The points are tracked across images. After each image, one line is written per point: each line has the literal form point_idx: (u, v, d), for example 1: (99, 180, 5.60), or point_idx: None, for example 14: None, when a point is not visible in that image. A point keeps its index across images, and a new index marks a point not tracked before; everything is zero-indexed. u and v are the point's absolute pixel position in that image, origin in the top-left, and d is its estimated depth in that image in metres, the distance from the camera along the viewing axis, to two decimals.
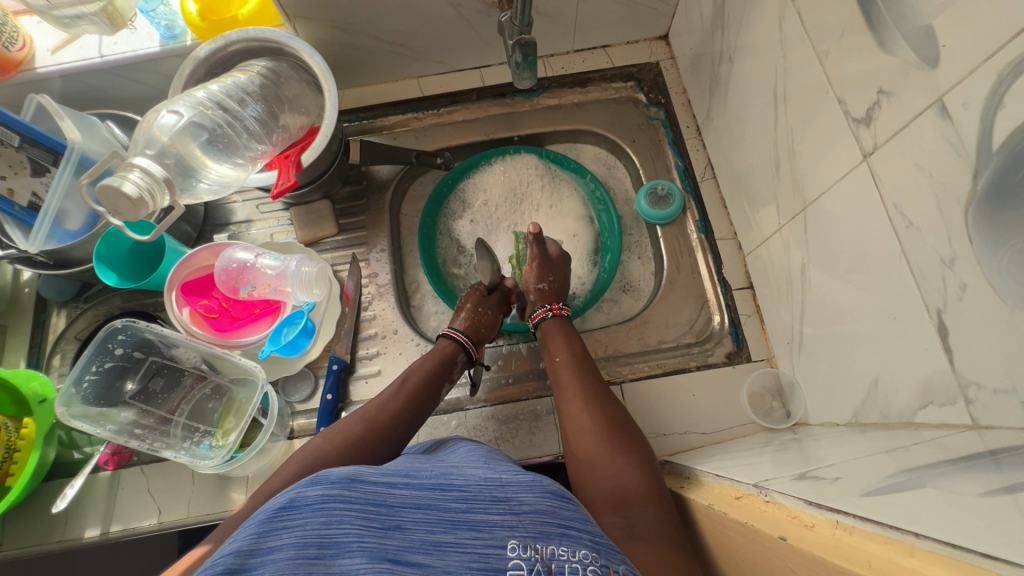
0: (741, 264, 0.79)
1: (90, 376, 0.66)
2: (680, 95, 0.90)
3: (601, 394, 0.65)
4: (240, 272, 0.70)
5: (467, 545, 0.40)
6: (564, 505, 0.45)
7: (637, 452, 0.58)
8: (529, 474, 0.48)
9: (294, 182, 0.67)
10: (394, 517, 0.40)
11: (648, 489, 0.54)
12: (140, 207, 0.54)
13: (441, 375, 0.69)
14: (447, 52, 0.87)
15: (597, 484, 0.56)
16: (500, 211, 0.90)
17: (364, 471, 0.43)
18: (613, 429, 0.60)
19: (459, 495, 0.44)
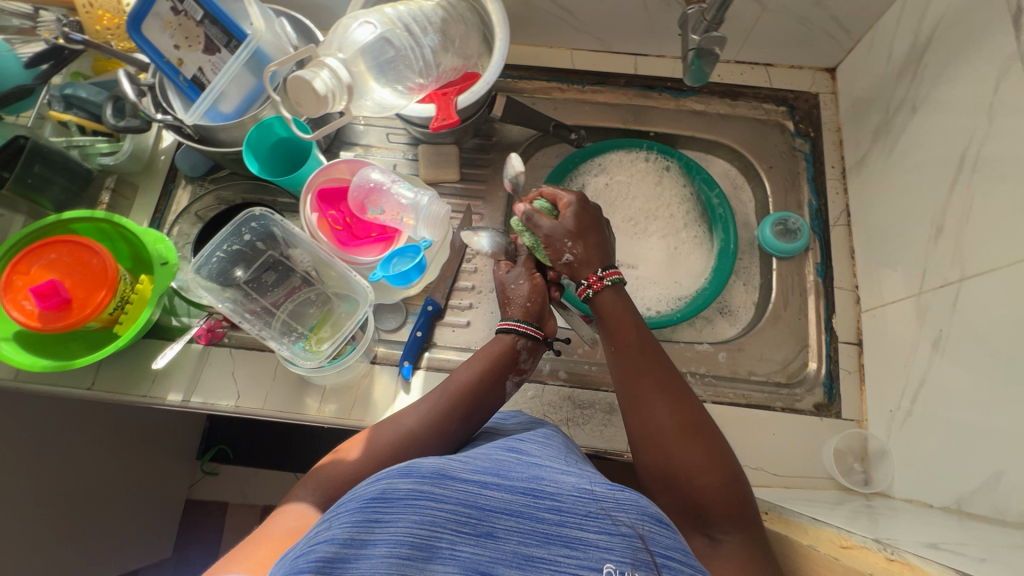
0: (855, 319, 0.77)
1: (218, 255, 0.69)
2: (833, 133, 0.86)
3: (673, 385, 0.59)
4: (373, 193, 0.71)
5: (560, 563, 0.39)
6: (664, 533, 0.42)
7: (715, 456, 0.54)
8: (624, 488, 0.45)
9: (454, 120, 0.67)
10: (487, 523, 0.40)
11: (729, 503, 0.51)
12: (323, 104, 0.55)
13: (502, 372, 0.63)
14: (611, 32, 0.86)
15: (669, 494, 0.53)
16: (625, 194, 0.89)
17: (451, 465, 0.43)
18: (685, 431, 0.55)
19: (551, 505, 0.42)
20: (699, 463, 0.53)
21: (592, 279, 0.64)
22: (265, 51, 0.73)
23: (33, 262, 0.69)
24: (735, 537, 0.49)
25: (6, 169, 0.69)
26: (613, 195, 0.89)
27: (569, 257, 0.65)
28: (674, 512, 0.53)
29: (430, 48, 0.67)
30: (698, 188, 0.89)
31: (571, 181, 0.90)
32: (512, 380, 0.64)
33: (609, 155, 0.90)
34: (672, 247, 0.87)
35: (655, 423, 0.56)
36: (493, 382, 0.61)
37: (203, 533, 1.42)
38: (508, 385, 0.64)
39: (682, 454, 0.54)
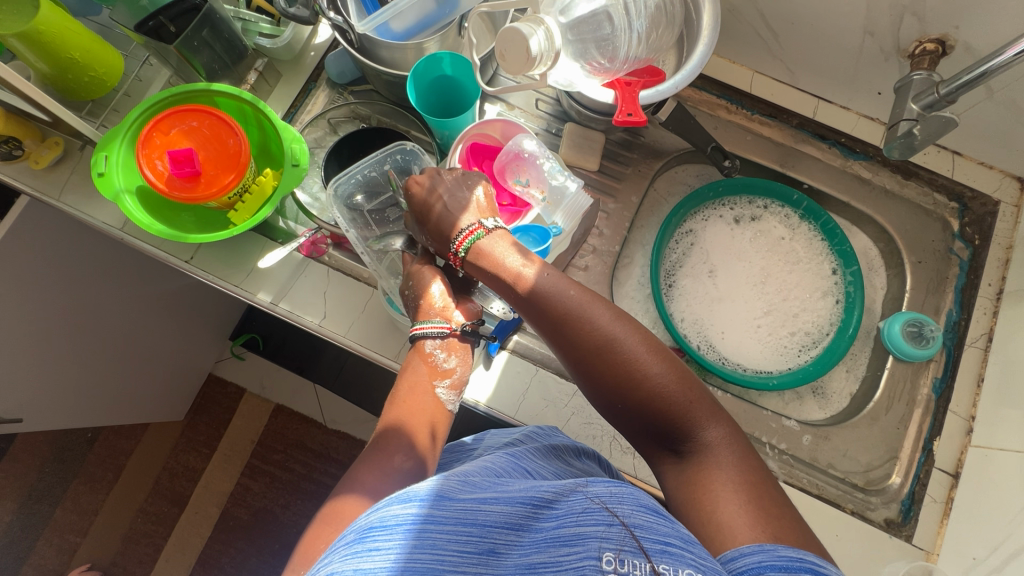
0: (958, 449, 0.72)
1: (358, 178, 0.68)
2: (1002, 250, 0.79)
3: (591, 304, 0.55)
4: (519, 163, 0.68)
5: (563, 563, 0.36)
6: (662, 522, 0.39)
7: (654, 357, 0.53)
8: (621, 483, 0.42)
9: (635, 118, 0.62)
10: (488, 540, 0.38)
11: (689, 401, 0.51)
12: (528, 66, 0.51)
13: (426, 387, 0.60)
14: (807, 66, 0.79)
15: (636, 420, 0.53)
16: (765, 244, 0.85)
17: (450, 486, 0.42)
18: (621, 356, 0.53)
19: (549, 512, 0.40)
20: (643, 378, 0.52)
21: (453, 257, 0.62)
22: None
23: (174, 124, 0.68)
24: (708, 441, 0.50)
25: (174, 23, 0.67)
26: (755, 238, 0.85)
27: (437, 242, 0.64)
28: (645, 433, 0.54)
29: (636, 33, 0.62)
30: (833, 264, 0.84)
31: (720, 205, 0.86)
32: (438, 387, 0.60)
33: (773, 204, 0.85)
34: (786, 320, 0.82)
35: (598, 338, 0.54)
36: (418, 402, 0.58)
37: (216, 411, 1.46)
38: (441, 394, 0.60)
39: (627, 373, 0.52)
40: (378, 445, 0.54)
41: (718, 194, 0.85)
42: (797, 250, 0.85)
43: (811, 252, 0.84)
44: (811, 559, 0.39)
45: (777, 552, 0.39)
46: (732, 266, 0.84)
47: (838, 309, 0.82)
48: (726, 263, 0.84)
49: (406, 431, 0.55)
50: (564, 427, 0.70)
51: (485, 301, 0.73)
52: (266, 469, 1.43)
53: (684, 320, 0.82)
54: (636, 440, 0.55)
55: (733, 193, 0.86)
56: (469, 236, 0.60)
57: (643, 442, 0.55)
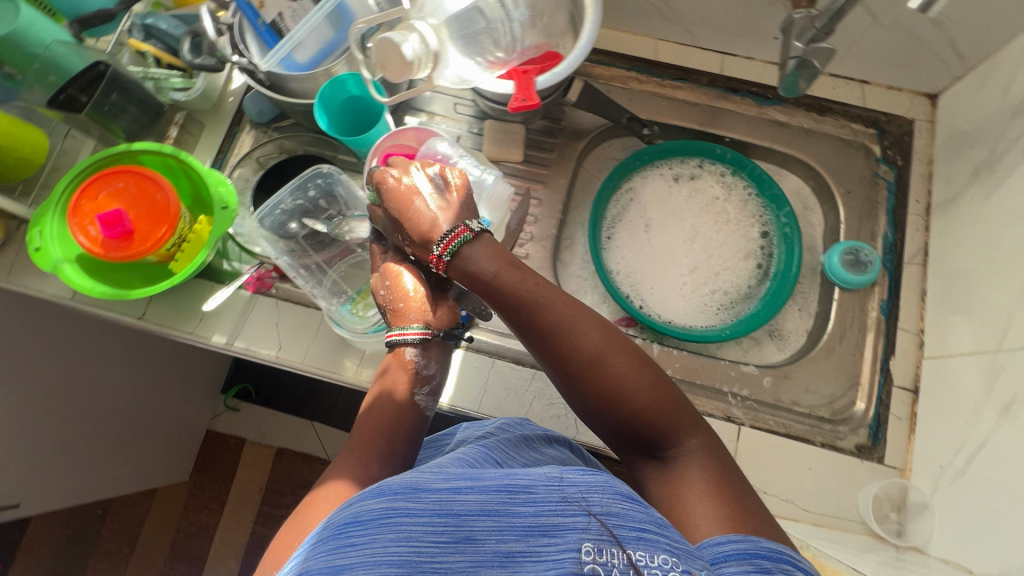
0: (914, 364, 0.73)
1: (281, 208, 0.69)
2: (923, 165, 0.81)
3: (581, 321, 0.55)
4: (437, 165, 0.70)
5: (542, 553, 0.39)
6: (636, 508, 0.42)
7: (642, 373, 0.54)
8: (595, 473, 0.45)
9: (532, 102, 0.65)
10: (464, 528, 0.39)
11: (672, 414, 0.54)
12: (408, 71, 0.53)
13: (404, 391, 0.60)
14: (703, 25, 0.81)
15: (617, 429, 0.55)
16: (699, 202, 0.88)
17: (424, 476, 0.42)
18: (609, 373, 0.54)
19: (525, 499, 0.42)
20: (630, 394, 0.53)
21: (439, 262, 0.59)
22: (349, 6, 0.71)
23: (101, 188, 0.70)
24: (685, 453, 0.53)
25: (84, 93, 0.70)
26: (690, 196, 0.88)
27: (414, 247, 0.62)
28: (626, 438, 0.56)
29: (518, 22, 0.64)
30: (767, 209, 0.86)
31: (649, 170, 0.89)
32: (415, 394, 0.60)
33: (706, 164, 0.88)
34: (724, 264, 0.86)
35: (587, 350, 0.54)
36: (397, 406, 0.58)
37: (220, 464, 1.47)
38: (416, 399, 0.61)
39: (615, 386, 0.53)
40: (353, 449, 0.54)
41: (648, 158, 0.87)
42: (728, 201, 0.88)
43: (742, 202, 0.87)
44: (789, 552, 0.44)
45: (760, 543, 0.44)
46: (674, 219, 0.88)
47: (778, 251, 0.84)
48: (665, 218, 0.88)
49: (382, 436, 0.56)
50: (528, 411, 0.72)
51: None
52: (277, 513, 1.44)
53: (618, 272, 0.84)
54: (615, 443, 0.57)
55: (661, 157, 0.88)
56: (456, 239, 0.58)
57: (622, 446, 0.57)
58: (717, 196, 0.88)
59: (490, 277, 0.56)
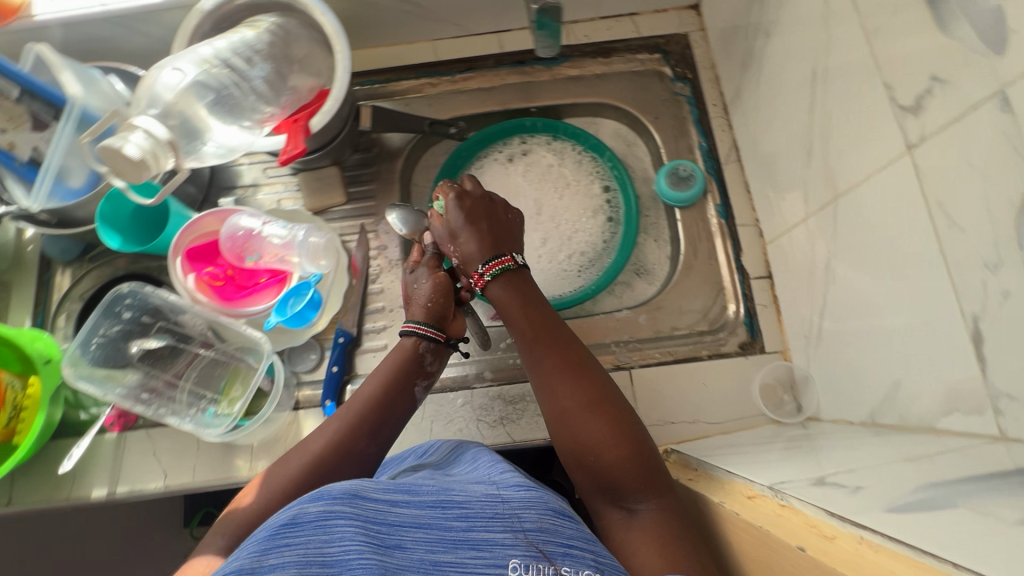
0: (761, 252, 0.77)
1: (97, 340, 0.65)
2: (709, 71, 0.86)
3: (575, 366, 0.58)
4: (245, 240, 0.68)
5: (467, 565, 0.42)
6: (566, 524, 0.46)
7: (619, 432, 0.54)
8: (527, 488, 0.49)
9: (302, 149, 0.67)
10: (394, 536, 0.43)
11: (638, 475, 0.52)
12: (143, 169, 0.52)
13: (405, 380, 0.62)
14: (464, 14, 0.82)
15: (588, 475, 0.55)
16: (539, 177, 0.89)
17: (367, 486, 0.45)
18: (595, 417, 0.55)
19: (460, 514, 0.45)
20: (609, 441, 0.54)
21: (478, 278, 0.64)
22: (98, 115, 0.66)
23: None
24: (652, 510, 0.51)
25: None
26: (527, 174, 0.89)
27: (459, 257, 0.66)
28: (592, 489, 0.55)
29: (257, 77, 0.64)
30: (592, 159, 0.89)
31: (480, 160, 0.90)
32: (418, 387, 0.63)
33: (530, 137, 0.90)
34: (575, 227, 0.87)
35: (567, 401, 0.56)
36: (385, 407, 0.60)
37: None
38: (417, 391, 0.63)
39: (589, 437, 0.54)
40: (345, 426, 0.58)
41: (474, 149, 0.89)
42: (560, 166, 0.89)
43: (569, 161, 0.89)
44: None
45: None
46: (519, 195, 0.89)
47: (616, 195, 0.87)
48: (509, 202, 0.88)
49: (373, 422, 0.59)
50: (431, 436, 0.71)
51: (297, 362, 0.75)
52: None
53: None
54: (584, 490, 0.56)
55: (485, 145, 0.90)
56: (498, 265, 0.63)
57: (591, 493, 0.55)
58: (551, 165, 0.89)
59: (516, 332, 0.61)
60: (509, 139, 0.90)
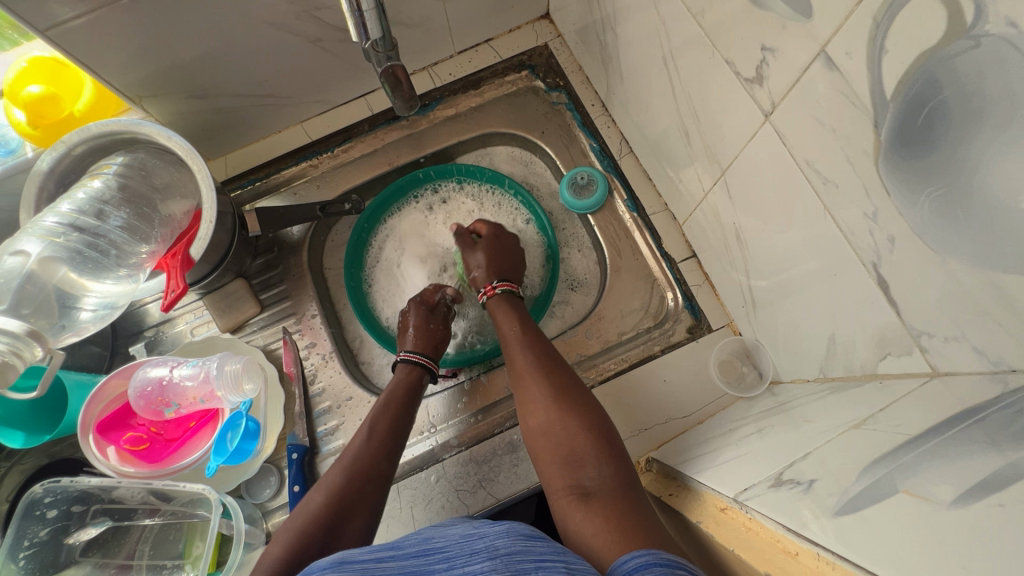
0: (679, 234, 0.77)
1: (25, 551, 0.59)
2: (577, 74, 0.85)
3: (545, 357, 0.65)
4: (159, 394, 0.64)
5: None
6: (537, 544, 0.43)
7: (579, 415, 0.58)
8: (502, 525, 0.46)
9: (184, 287, 0.63)
10: None
11: (596, 453, 0.54)
12: (7, 371, 0.48)
13: (411, 401, 0.69)
14: (322, 90, 0.80)
15: (551, 447, 0.57)
16: (457, 222, 0.87)
17: (350, 553, 0.43)
18: (563, 395, 0.60)
19: (440, 557, 0.43)
20: (574, 414, 0.58)
21: (488, 290, 0.74)
22: None
23: None
24: (605, 479, 0.52)
25: None
26: (446, 220, 0.87)
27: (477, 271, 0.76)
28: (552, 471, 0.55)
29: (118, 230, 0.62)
30: (494, 191, 0.88)
31: (396, 216, 0.87)
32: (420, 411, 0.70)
33: (441, 184, 0.88)
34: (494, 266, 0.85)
35: (535, 390, 0.61)
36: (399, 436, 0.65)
37: None
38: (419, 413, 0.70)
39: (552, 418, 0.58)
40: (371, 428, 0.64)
41: (381, 210, 0.87)
42: (468, 207, 0.88)
43: (474, 198, 0.88)
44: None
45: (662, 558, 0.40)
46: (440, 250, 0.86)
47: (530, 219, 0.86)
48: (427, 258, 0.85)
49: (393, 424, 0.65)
50: (414, 524, 0.68)
51: (255, 495, 0.70)
52: None
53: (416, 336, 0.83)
54: (544, 467, 0.56)
55: (393, 206, 0.88)
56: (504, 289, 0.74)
57: (551, 469, 0.56)
58: (471, 210, 0.87)
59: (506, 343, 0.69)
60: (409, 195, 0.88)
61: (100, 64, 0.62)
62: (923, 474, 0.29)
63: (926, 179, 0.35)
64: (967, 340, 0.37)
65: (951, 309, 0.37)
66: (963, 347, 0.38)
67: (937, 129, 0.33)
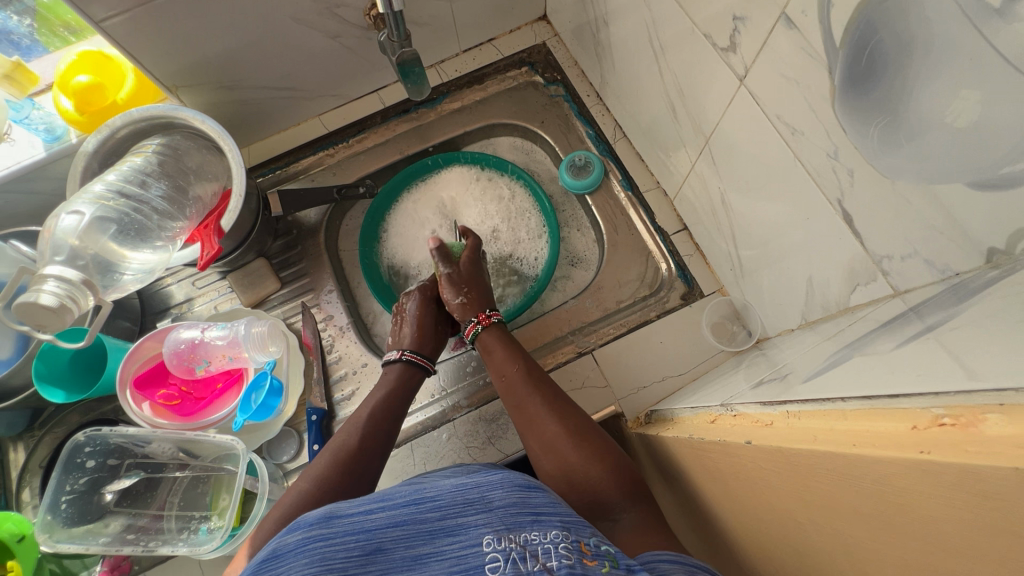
0: (671, 208, 0.83)
1: (66, 498, 0.62)
2: (573, 68, 0.93)
3: (555, 397, 0.66)
4: (191, 351, 0.69)
5: (446, 552, 0.42)
6: (532, 496, 0.48)
7: (595, 457, 0.59)
8: (494, 475, 0.50)
9: (218, 249, 0.68)
10: (374, 541, 0.42)
11: (620, 492, 0.56)
12: (65, 313, 0.53)
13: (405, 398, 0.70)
14: (339, 84, 0.87)
15: (576, 493, 0.58)
16: (488, 198, 0.93)
17: (339, 507, 0.45)
18: (577, 439, 0.61)
19: (433, 505, 0.46)
20: (593, 456, 0.59)
21: (483, 317, 0.76)
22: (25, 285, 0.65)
23: None
24: (629, 514, 0.54)
25: None
26: (478, 193, 0.93)
27: (466, 297, 0.78)
28: (581, 512, 0.57)
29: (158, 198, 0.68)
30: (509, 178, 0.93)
31: (437, 179, 0.94)
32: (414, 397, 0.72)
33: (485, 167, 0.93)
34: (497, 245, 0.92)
35: (550, 433, 0.62)
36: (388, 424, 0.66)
37: None
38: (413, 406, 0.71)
39: (573, 463, 0.59)
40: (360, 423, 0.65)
41: (393, 194, 0.93)
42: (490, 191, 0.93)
43: (495, 186, 0.93)
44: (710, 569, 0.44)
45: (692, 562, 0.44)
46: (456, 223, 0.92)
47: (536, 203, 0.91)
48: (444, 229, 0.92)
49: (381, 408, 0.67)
50: None
51: (276, 455, 0.74)
52: None
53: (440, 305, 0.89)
54: (573, 519, 0.57)
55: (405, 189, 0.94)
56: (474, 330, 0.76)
57: (579, 519, 0.57)
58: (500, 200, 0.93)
59: (511, 383, 0.69)
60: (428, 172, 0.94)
61: (144, 55, 0.68)
62: (874, 345, 0.34)
63: (873, 113, 0.41)
64: (919, 255, 0.42)
65: (905, 229, 0.43)
66: (916, 262, 0.43)
67: (878, 65, 0.39)
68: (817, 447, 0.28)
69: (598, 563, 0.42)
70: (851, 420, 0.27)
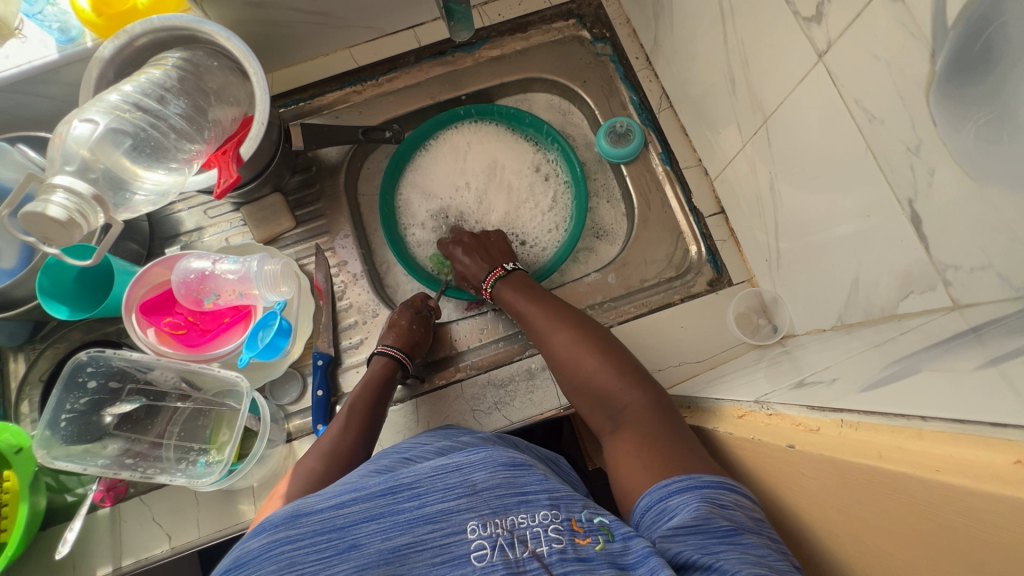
0: (709, 188, 0.79)
1: (66, 416, 0.61)
2: (624, 26, 0.87)
3: (555, 308, 0.68)
4: (200, 282, 0.67)
5: (428, 541, 0.40)
6: (518, 475, 0.45)
7: (593, 355, 0.61)
8: (477, 450, 0.46)
9: (236, 177, 0.65)
10: (348, 537, 0.39)
11: (620, 383, 0.58)
12: (73, 229, 0.50)
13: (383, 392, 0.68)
14: (375, 16, 0.81)
15: (582, 393, 0.61)
16: (529, 184, 0.88)
17: (307, 502, 0.42)
18: (581, 343, 0.63)
19: (410, 493, 0.42)
20: (594, 356, 0.61)
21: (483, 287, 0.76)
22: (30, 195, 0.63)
23: None
24: (633, 407, 0.56)
25: None
26: (523, 172, 0.89)
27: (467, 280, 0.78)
28: (592, 410, 0.60)
29: (176, 116, 0.65)
30: (546, 150, 0.89)
31: (470, 133, 0.90)
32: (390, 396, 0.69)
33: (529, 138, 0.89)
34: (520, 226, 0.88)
35: (553, 344, 0.65)
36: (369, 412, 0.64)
37: None
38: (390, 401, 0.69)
39: (574, 366, 0.62)
40: (345, 415, 0.64)
41: (419, 142, 0.89)
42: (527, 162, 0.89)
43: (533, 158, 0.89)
44: (722, 486, 0.44)
45: (702, 479, 0.45)
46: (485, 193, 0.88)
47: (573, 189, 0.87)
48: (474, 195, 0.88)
49: (371, 407, 0.65)
50: None
51: (278, 396, 0.73)
52: None
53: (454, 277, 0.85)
54: (587, 414, 0.61)
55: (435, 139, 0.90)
56: (496, 274, 0.75)
57: (591, 414, 0.60)
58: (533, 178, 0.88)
59: (518, 300, 0.71)
60: (462, 130, 0.90)
61: None
62: (945, 361, 0.32)
63: (976, 106, 0.37)
64: (993, 268, 0.39)
65: (983, 239, 0.39)
66: (987, 276, 0.40)
67: (994, 55, 0.35)
68: (888, 466, 0.26)
69: (591, 541, 0.41)
70: (928, 441, 0.25)
